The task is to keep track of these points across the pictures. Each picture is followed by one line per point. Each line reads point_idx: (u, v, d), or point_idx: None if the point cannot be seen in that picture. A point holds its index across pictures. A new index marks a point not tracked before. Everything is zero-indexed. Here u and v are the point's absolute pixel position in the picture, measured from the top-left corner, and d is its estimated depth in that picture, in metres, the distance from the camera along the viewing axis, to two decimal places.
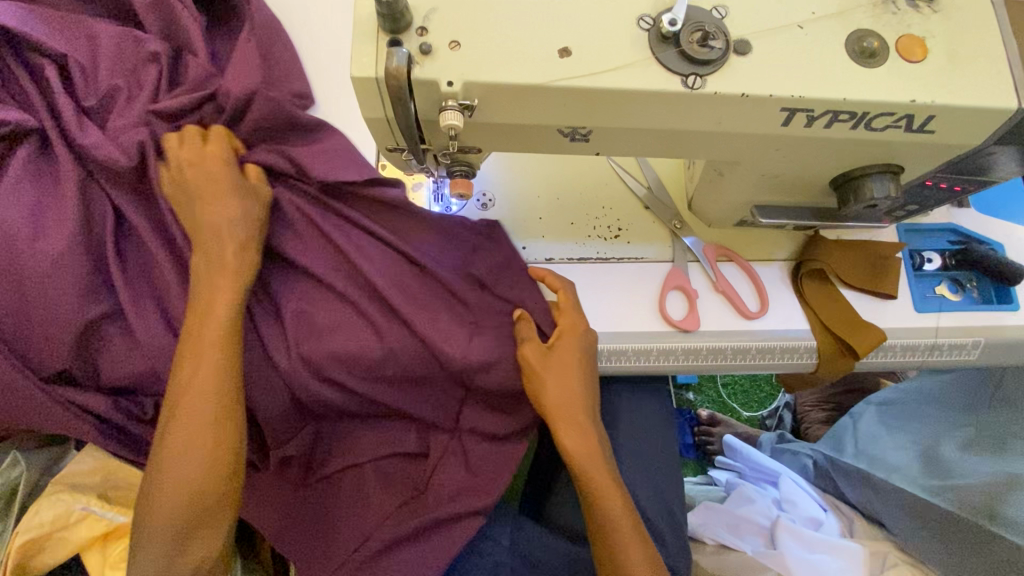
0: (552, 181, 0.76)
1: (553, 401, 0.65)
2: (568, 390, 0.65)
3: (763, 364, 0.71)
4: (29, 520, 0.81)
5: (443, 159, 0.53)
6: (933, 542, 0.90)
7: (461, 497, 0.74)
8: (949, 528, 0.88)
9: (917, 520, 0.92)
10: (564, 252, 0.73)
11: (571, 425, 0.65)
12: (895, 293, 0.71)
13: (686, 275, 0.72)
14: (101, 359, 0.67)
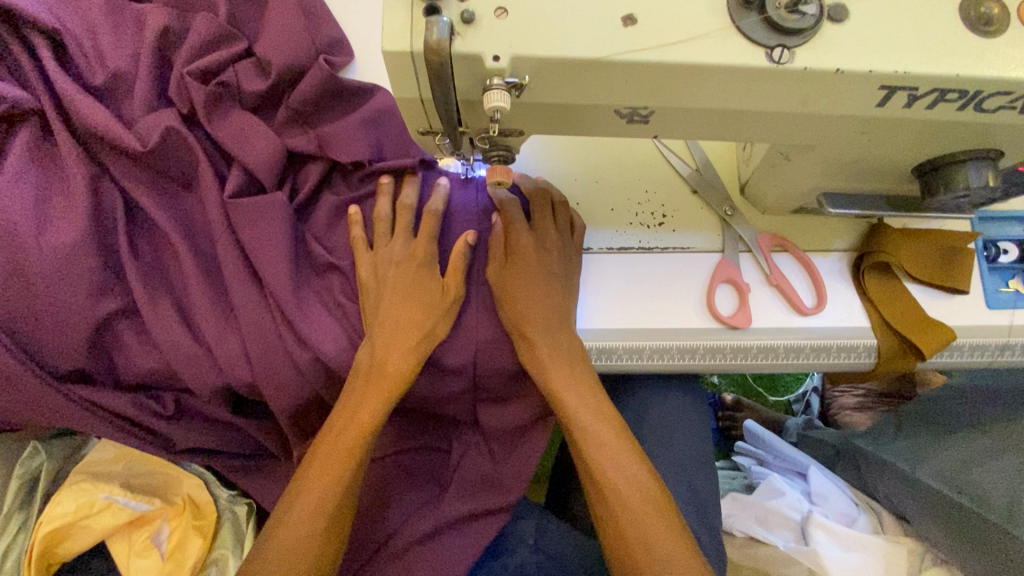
0: (590, 163, 0.70)
1: (534, 340, 0.60)
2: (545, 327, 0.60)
3: (816, 363, 0.66)
4: (53, 509, 0.81)
5: (480, 145, 0.48)
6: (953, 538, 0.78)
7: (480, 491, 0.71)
8: (961, 523, 0.77)
9: (936, 515, 0.81)
10: (604, 242, 0.68)
11: (560, 373, 0.60)
12: (967, 289, 0.65)
13: (737, 267, 0.66)
14: (117, 356, 0.64)
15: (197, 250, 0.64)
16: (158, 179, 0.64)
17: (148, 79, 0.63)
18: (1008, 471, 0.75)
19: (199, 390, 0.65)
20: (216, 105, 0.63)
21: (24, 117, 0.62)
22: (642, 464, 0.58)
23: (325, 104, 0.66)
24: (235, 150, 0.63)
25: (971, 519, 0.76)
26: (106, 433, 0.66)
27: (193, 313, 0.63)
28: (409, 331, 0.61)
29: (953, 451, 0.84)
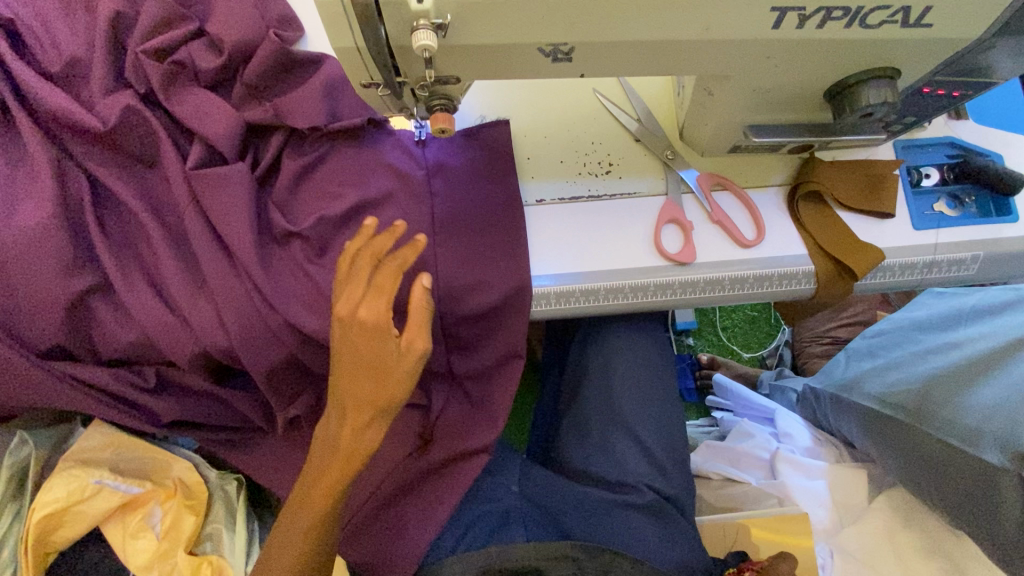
0: (536, 120, 0.73)
1: None
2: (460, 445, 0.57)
3: (760, 293, 0.71)
4: (45, 496, 0.83)
5: (421, 93, 0.52)
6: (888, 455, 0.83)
7: (458, 441, 0.75)
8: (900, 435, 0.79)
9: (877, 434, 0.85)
10: (555, 192, 0.72)
11: None
12: (893, 211, 0.70)
13: (680, 207, 0.70)
14: (94, 333, 0.66)
15: (165, 225, 0.67)
16: (122, 158, 0.66)
17: (104, 63, 0.65)
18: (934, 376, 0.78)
19: (178, 359, 0.67)
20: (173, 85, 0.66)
21: None
22: None
23: (279, 78, 0.69)
24: (194, 126, 0.66)
25: (899, 426, 0.80)
26: (91, 407, 0.68)
27: (165, 283, 0.66)
28: (367, 381, 0.54)
29: (886, 370, 0.87)
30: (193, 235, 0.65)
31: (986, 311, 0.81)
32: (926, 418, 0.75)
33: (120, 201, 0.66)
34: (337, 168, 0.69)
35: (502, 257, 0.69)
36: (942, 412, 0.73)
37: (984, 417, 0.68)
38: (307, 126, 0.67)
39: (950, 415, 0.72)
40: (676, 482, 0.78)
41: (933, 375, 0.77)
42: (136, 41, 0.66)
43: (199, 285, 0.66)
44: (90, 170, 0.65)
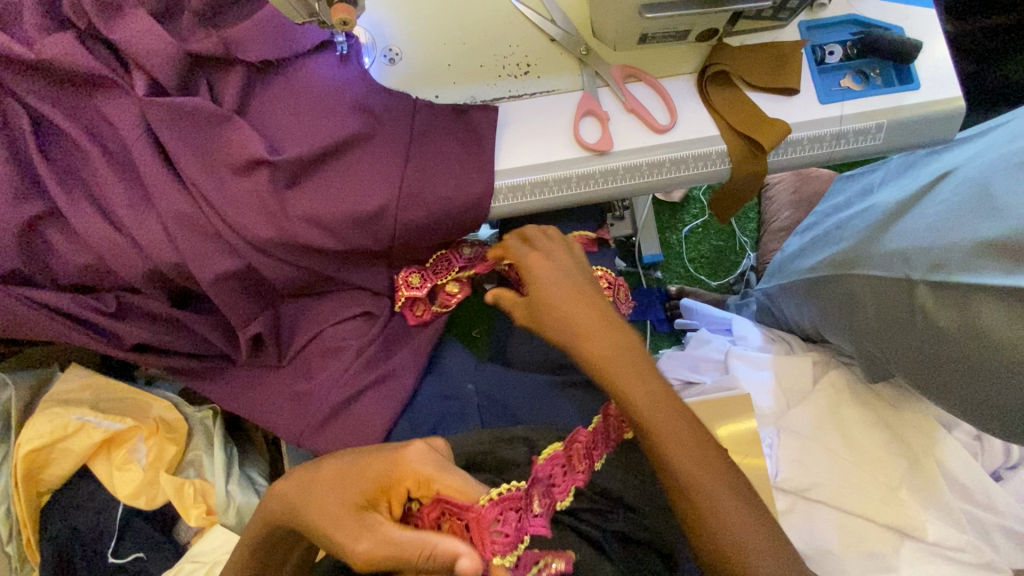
0: (456, 28, 0.76)
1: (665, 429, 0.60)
2: (353, 468, 0.54)
3: (679, 176, 0.75)
4: (30, 432, 0.88)
5: None
6: (828, 319, 0.92)
7: None
8: (831, 293, 0.89)
9: (817, 302, 0.93)
10: (478, 95, 0.75)
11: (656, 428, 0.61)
12: (798, 87, 0.73)
13: (597, 100, 0.74)
14: (50, 257, 0.71)
15: (106, 151, 0.70)
16: (55, 92, 0.69)
17: (33, 1, 0.68)
18: (866, 226, 0.85)
19: (133, 277, 0.72)
20: (111, 15, 0.68)
21: None
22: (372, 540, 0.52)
23: (225, 4, 0.72)
24: (129, 51, 0.68)
25: (834, 286, 0.87)
26: (56, 329, 0.73)
27: (111, 207, 0.70)
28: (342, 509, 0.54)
29: (829, 233, 0.94)
30: (134, 159, 0.69)
31: (939, 150, 0.83)
32: (855, 264, 0.83)
33: (59, 132, 0.69)
34: (267, 88, 0.73)
35: (430, 159, 0.72)
36: (869, 254, 0.81)
37: (899, 250, 0.76)
38: (256, 58, 0.70)
39: (872, 254, 0.80)
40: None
41: (867, 222, 0.86)
42: None
43: (142, 205, 0.70)
44: (28, 105, 0.69)
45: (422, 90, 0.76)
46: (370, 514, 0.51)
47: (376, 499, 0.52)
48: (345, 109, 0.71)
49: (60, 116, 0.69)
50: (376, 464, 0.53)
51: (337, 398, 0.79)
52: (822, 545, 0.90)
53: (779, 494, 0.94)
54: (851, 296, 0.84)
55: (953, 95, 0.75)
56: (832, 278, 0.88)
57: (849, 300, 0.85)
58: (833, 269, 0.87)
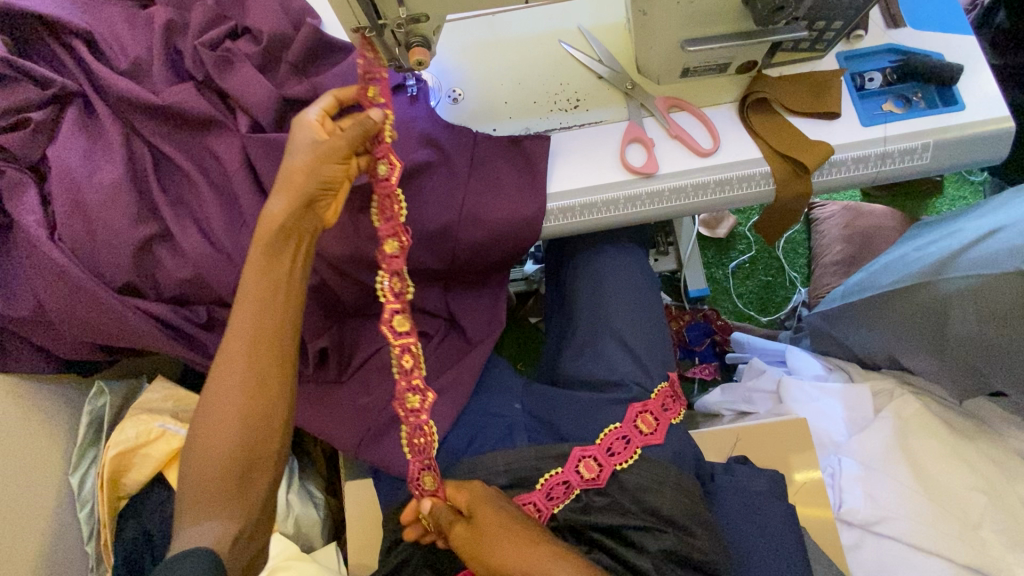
0: (511, 70, 0.85)
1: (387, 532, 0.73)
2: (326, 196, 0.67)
3: (724, 197, 0.78)
4: (119, 435, 0.96)
5: (399, 34, 0.65)
6: (909, 338, 0.90)
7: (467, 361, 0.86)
8: (913, 308, 0.86)
9: (890, 322, 0.92)
10: (531, 128, 0.82)
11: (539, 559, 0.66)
12: (838, 111, 0.77)
13: (642, 127, 0.80)
14: (156, 273, 0.80)
15: (210, 182, 0.81)
16: (171, 132, 0.81)
17: (162, 60, 0.81)
18: (944, 245, 0.84)
19: (224, 289, 0.80)
20: (224, 68, 0.80)
21: (73, 99, 0.81)
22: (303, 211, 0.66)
23: (315, 57, 0.84)
24: (237, 97, 0.80)
25: (917, 295, 0.84)
26: (156, 337, 0.82)
27: (211, 228, 0.80)
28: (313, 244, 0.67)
29: (898, 261, 0.93)
30: (233, 186, 0.79)
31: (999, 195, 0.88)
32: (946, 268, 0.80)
33: (173, 165, 0.81)
34: None
35: (489, 183, 0.79)
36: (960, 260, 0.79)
37: (999, 249, 0.75)
38: None
39: (961, 260, 0.79)
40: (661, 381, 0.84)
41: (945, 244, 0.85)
42: (184, 41, 0.82)
43: (237, 226, 0.79)
44: (149, 144, 0.81)
45: (480, 125, 0.84)
46: (307, 133, 0.66)
47: (346, 162, 0.66)
48: (414, 142, 0.80)
49: (175, 152, 0.80)
50: (355, 130, 0.66)
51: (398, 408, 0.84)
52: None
53: (845, 527, 0.92)
54: (946, 305, 0.81)
55: (1001, 115, 0.76)
56: (912, 290, 0.85)
57: (940, 308, 0.82)
58: (914, 279, 0.85)
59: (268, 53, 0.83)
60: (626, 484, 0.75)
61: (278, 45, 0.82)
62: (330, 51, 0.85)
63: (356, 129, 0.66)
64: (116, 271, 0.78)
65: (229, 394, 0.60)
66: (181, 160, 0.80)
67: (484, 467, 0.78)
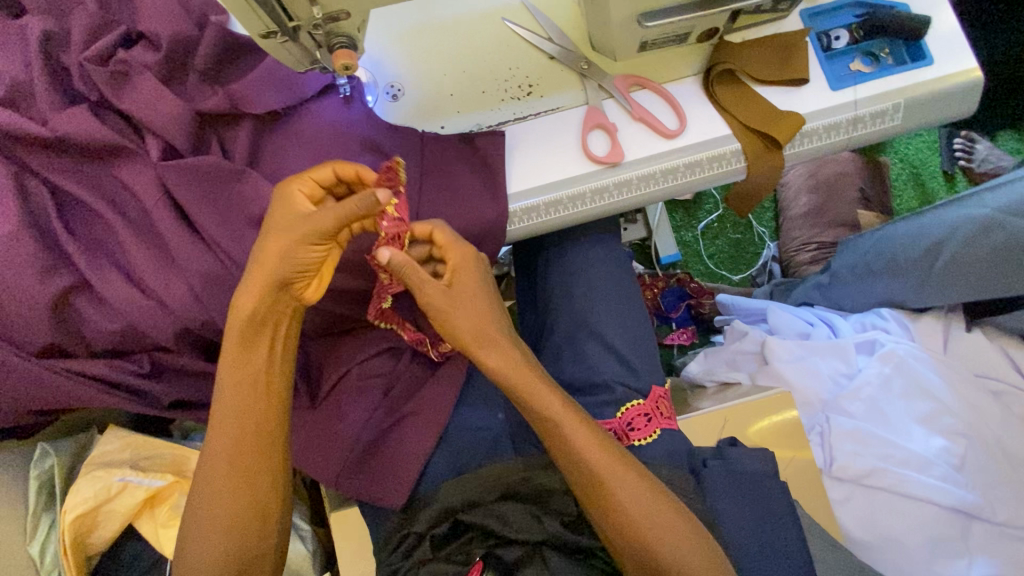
0: (454, 58, 0.76)
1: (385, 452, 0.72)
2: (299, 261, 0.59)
3: (696, 180, 0.74)
4: (75, 497, 0.88)
5: (317, 35, 0.56)
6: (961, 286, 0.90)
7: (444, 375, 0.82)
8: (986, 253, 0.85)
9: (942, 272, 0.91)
10: (482, 122, 0.75)
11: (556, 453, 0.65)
12: (807, 77, 0.72)
13: (603, 112, 0.73)
14: (82, 327, 0.72)
15: (127, 218, 0.71)
16: (71, 166, 0.70)
17: (46, 80, 0.69)
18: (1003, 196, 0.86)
19: (163, 337, 0.72)
20: (122, 85, 0.69)
21: None
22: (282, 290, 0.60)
23: (228, 61, 0.73)
24: (141, 119, 0.69)
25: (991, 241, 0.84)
26: (96, 397, 0.74)
27: (136, 271, 0.71)
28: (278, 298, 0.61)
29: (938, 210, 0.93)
30: (155, 221, 0.70)
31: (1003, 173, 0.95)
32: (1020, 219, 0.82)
33: (80, 203, 0.71)
34: (277, 137, 0.73)
35: (444, 188, 0.72)
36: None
37: None
38: (265, 111, 0.71)
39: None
40: (643, 373, 0.82)
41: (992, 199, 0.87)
42: (69, 56, 0.70)
43: (167, 266, 0.71)
44: (48, 182, 0.70)
45: (426, 122, 0.76)
46: (288, 207, 0.59)
47: (325, 244, 0.58)
48: (356, 150, 0.71)
49: (78, 188, 0.70)
50: (343, 215, 0.56)
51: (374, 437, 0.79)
52: (884, 534, 0.87)
53: (835, 482, 0.90)
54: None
55: (971, 68, 0.73)
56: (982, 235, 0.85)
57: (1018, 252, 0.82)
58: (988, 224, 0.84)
59: (172, 60, 0.72)
60: None
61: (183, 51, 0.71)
62: (245, 52, 0.74)
63: (347, 211, 0.57)
64: (34, 333, 0.69)
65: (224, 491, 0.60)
66: (88, 197, 0.70)
67: (473, 488, 0.75)
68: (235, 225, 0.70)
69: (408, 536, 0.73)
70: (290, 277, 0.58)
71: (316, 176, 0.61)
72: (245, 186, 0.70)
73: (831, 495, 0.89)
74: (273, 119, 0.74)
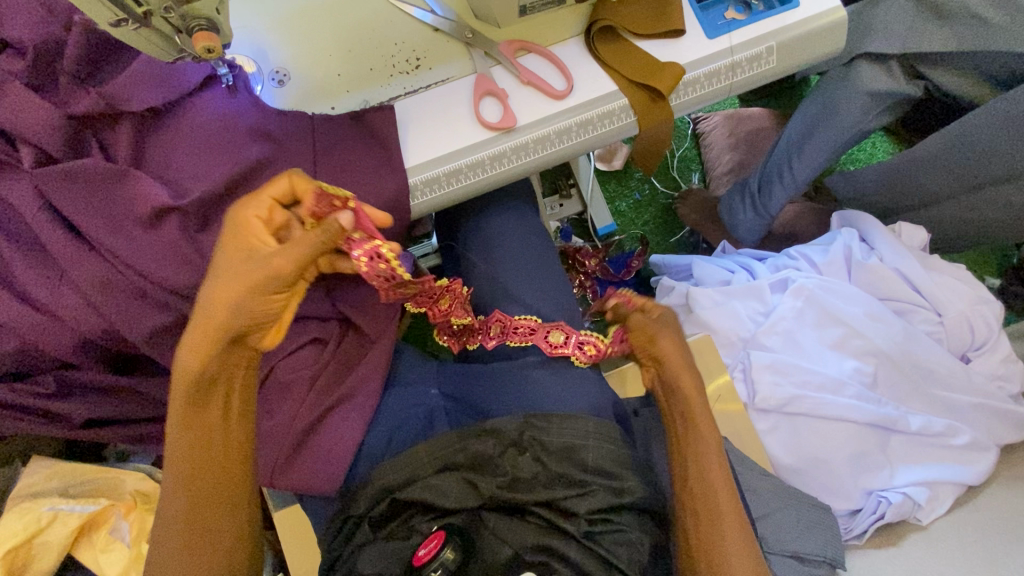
0: (338, 37, 0.75)
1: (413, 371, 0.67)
2: (243, 280, 0.55)
3: (590, 138, 0.76)
4: (1, 533, 0.84)
5: (173, 18, 0.55)
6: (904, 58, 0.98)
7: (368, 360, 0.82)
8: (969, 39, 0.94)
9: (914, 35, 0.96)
10: (374, 99, 0.75)
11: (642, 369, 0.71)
12: (682, 29, 0.74)
13: (491, 78, 0.74)
14: None
15: (8, 234, 0.68)
16: None
17: None
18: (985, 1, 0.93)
19: (64, 352, 0.70)
20: None
21: None
22: (210, 343, 0.56)
23: (100, 60, 0.71)
24: (10, 128, 0.66)
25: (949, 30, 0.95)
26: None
27: (25, 287, 0.68)
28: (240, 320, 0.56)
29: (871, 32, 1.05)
30: (39, 233, 0.67)
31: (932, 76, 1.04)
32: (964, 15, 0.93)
33: None
34: (162, 133, 0.71)
35: (342, 169, 0.72)
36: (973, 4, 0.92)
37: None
38: (144, 107, 0.69)
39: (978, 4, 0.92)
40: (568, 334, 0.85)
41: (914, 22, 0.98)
42: None
43: (58, 277, 0.68)
44: None
45: (316, 105, 0.75)
46: (245, 253, 0.57)
47: (285, 291, 0.56)
48: (244, 139, 0.70)
49: None
50: (305, 253, 0.55)
51: (303, 428, 0.78)
52: (808, 454, 0.93)
53: (761, 414, 0.95)
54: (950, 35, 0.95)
55: (834, 7, 0.76)
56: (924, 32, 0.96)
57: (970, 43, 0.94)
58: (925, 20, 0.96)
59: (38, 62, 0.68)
60: (550, 445, 0.73)
61: (48, 53, 0.68)
62: (118, 50, 0.72)
63: (308, 247, 0.55)
64: None
65: (167, 537, 0.58)
66: None
67: (407, 467, 0.74)
68: (125, 229, 0.68)
69: (348, 521, 0.72)
70: (246, 327, 0.56)
71: (272, 194, 0.59)
72: (129, 187, 0.68)
73: (757, 427, 0.94)
74: (156, 116, 0.72)
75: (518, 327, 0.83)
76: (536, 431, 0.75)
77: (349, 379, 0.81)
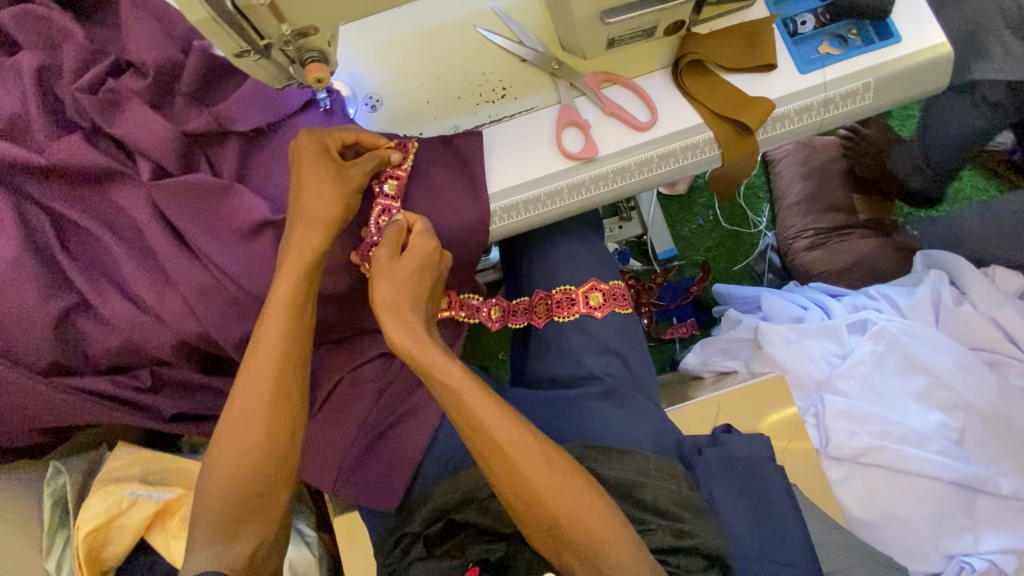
0: (429, 66, 0.78)
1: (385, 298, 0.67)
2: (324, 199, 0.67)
3: (669, 170, 0.75)
4: (87, 512, 0.91)
5: (290, 52, 0.59)
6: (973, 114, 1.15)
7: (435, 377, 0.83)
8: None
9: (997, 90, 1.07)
10: (459, 126, 0.77)
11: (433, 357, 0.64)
12: (774, 64, 0.73)
13: (576, 109, 0.75)
14: (84, 346, 0.75)
15: (122, 238, 0.74)
16: (67, 192, 0.73)
17: (41, 110, 0.72)
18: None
19: (162, 350, 0.75)
20: (112, 110, 0.72)
21: None
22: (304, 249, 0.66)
23: (212, 81, 0.76)
24: (131, 142, 0.72)
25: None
26: (99, 414, 0.77)
27: (133, 289, 0.73)
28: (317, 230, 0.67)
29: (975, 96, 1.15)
30: (149, 240, 0.73)
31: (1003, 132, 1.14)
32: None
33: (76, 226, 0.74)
34: (264, 152, 0.76)
35: (425, 192, 0.74)
36: None
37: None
38: (250, 128, 0.74)
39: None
40: (632, 365, 0.83)
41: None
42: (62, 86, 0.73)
43: (162, 281, 0.73)
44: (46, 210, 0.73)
45: (404, 130, 0.78)
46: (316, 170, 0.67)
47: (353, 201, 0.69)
48: None
49: (74, 214, 0.72)
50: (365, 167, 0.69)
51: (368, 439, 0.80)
52: (882, 508, 0.87)
53: (832, 462, 0.90)
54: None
55: (938, 42, 0.73)
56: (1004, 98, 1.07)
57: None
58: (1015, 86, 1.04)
59: (159, 83, 0.75)
60: (608, 476, 0.72)
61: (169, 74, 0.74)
62: (229, 72, 0.77)
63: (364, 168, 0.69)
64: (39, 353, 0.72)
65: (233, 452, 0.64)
66: (84, 221, 0.73)
67: (461, 487, 0.75)
68: (224, 240, 0.73)
69: (405, 535, 0.74)
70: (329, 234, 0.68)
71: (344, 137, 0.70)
72: (232, 202, 0.72)
73: (828, 475, 0.89)
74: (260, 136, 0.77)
75: (587, 300, 0.85)
76: (594, 462, 0.73)
77: (415, 395, 0.83)
